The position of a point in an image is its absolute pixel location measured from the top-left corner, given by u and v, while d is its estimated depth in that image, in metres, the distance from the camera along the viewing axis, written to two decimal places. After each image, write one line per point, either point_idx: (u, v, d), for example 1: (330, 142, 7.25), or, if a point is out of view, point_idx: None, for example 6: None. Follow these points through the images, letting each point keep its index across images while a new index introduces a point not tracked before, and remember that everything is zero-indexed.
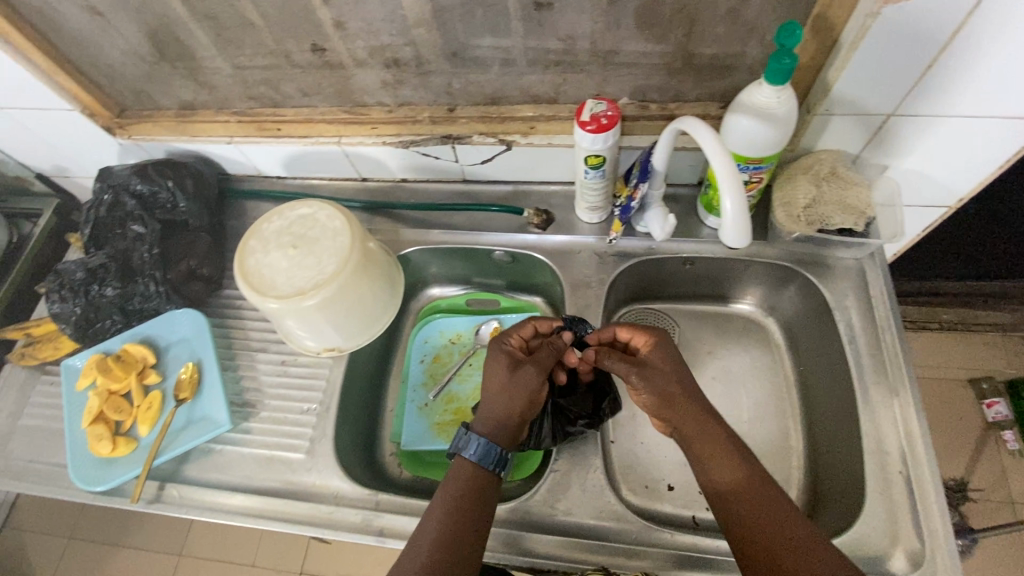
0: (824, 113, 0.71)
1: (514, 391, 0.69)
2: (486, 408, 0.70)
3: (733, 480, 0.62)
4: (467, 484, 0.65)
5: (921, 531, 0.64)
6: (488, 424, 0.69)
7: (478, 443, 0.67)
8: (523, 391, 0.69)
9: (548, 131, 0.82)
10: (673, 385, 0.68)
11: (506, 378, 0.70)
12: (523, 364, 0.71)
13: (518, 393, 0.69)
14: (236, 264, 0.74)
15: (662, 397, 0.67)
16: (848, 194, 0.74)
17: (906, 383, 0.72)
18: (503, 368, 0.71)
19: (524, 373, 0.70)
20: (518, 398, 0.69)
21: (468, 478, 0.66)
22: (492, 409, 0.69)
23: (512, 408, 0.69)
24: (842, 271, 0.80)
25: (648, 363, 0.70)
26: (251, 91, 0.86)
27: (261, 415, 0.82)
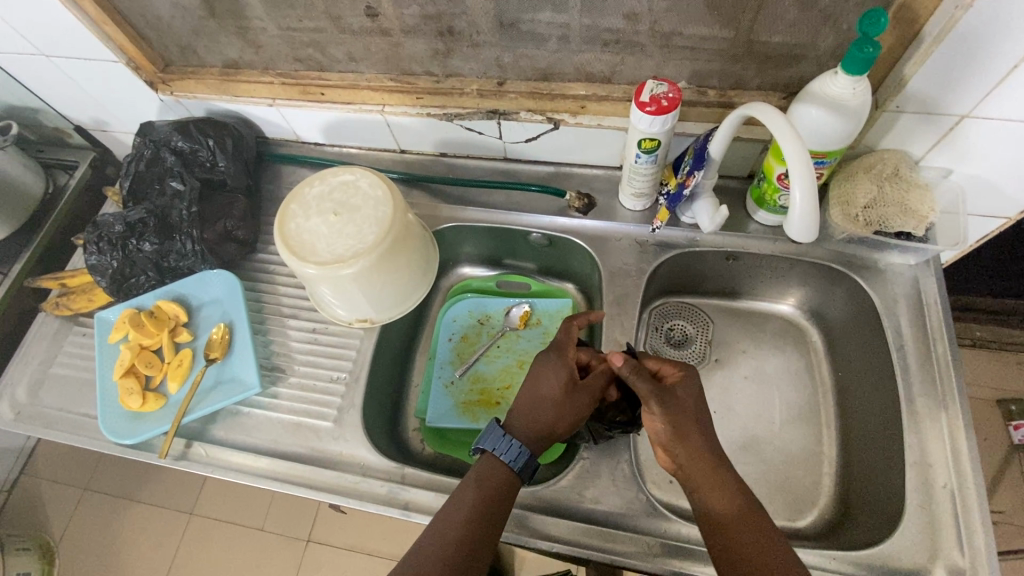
0: (894, 109, 0.68)
1: (564, 410, 0.67)
2: (531, 415, 0.67)
3: (725, 512, 0.60)
4: (497, 485, 0.63)
5: (963, 548, 0.62)
6: (528, 430, 0.67)
7: (515, 447, 0.65)
8: (571, 413, 0.67)
9: (599, 112, 0.79)
10: (686, 417, 0.63)
11: (560, 395, 0.67)
12: (579, 386, 0.68)
13: (567, 411, 0.67)
14: (277, 227, 0.73)
15: (674, 430, 0.62)
16: (910, 196, 0.71)
17: (955, 396, 0.69)
18: (557, 384, 0.68)
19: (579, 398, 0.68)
20: (566, 416, 0.67)
21: (499, 480, 0.63)
22: (535, 419, 0.67)
23: (557, 425, 0.67)
24: (894, 276, 0.78)
25: (670, 391, 0.65)
26: (297, 53, 0.84)
27: (290, 380, 0.82)
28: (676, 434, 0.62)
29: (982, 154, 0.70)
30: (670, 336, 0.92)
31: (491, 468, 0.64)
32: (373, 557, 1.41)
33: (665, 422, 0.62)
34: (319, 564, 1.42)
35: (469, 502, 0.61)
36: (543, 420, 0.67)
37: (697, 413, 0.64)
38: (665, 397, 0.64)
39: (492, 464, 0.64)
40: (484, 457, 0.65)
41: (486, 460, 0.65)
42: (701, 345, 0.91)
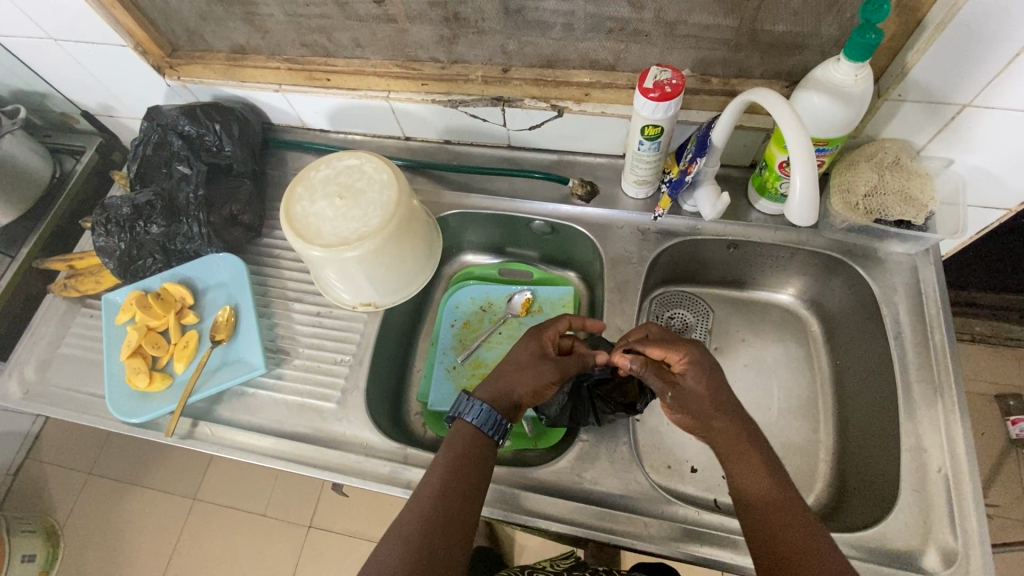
0: (896, 98, 0.68)
1: (525, 376, 0.69)
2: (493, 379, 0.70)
3: (763, 495, 0.59)
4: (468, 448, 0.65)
5: (956, 531, 0.63)
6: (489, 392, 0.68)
7: (481, 408, 0.66)
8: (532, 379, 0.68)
9: (603, 100, 0.80)
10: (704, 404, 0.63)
11: (525, 361, 0.70)
12: (548, 356, 0.70)
13: (530, 378, 0.69)
14: (282, 210, 0.74)
15: (695, 420, 0.63)
16: (911, 184, 0.72)
17: (952, 383, 0.70)
18: (528, 352, 0.71)
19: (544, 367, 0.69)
20: (528, 380, 0.68)
21: (471, 444, 0.65)
22: (501, 382, 0.69)
23: (517, 387, 0.68)
24: (893, 265, 0.78)
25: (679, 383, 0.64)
26: (304, 38, 0.85)
27: (295, 362, 0.83)
28: (697, 425, 0.63)
29: (983, 144, 0.71)
30: (670, 324, 0.93)
31: (461, 430, 0.66)
32: (373, 543, 1.43)
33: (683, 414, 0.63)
34: (320, 550, 1.43)
35: (442, 467, 0.63)
36: (505, 383, 0.69)
37: (715, 396, 0.63)
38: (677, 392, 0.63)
39: (462, 428, 0.66)
40: (455, 421, 0.67)
41: (457, 424, 0.67)
42: (700, 334, 0.92)
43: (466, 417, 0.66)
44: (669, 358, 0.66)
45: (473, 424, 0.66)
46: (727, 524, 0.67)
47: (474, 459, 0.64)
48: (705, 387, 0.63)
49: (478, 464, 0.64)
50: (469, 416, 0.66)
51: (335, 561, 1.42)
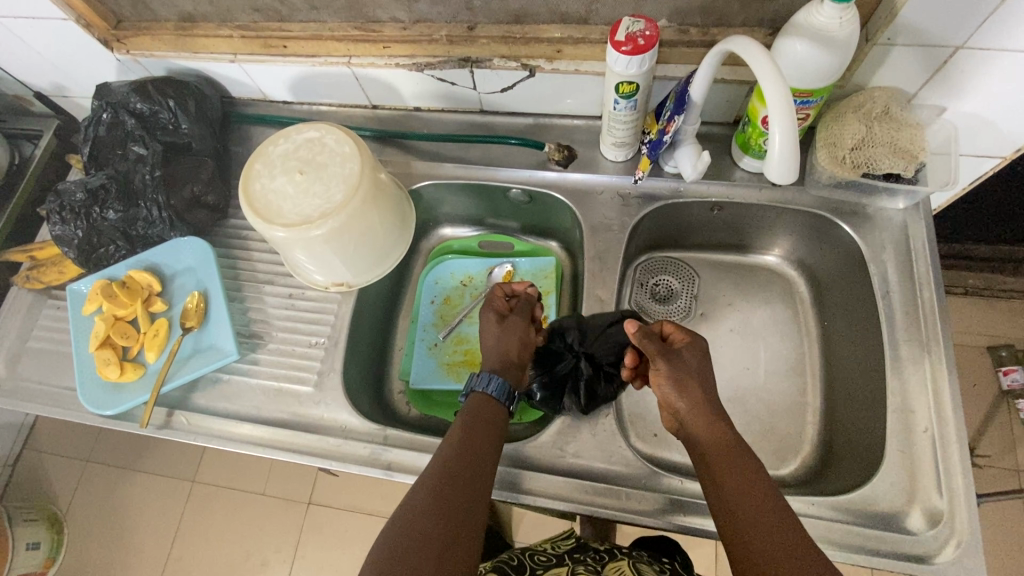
0: (886, 42, 0.64)
1: (509, 336, 0.71)
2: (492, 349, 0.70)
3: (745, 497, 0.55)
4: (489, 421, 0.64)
5: (941, 491, 0.62)
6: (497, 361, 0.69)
7: (492, 378, 0.66)
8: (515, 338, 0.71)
9: (576, 56, 0.75)
10: (693, 379, 0.62)
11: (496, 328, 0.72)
12: (509, 316, 0.73)
13: (512, 334, 0.71)
14: (241, 188, 0.71)
15: (676, 389, 0.62)
16: (899, 135, 0.68)
17: (940, 342, 0.68)
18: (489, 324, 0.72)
19: (512, 323, 0.72)
20: (509, 338, 0.71)
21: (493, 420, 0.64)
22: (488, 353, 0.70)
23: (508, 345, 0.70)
24: (882, 222, 0.75)
25: (676, 353, 0.65)
26: (255, 2, 0.79)
27: (269, 347, 0.81)
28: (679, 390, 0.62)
29: (976, 88, 0.67)
30: (655, 291, 0.90)
31: (478, 401, 0.65)
32: (373, 516, 1.44)
33: (668, 377, 0.63)
34: (321, 526, 1.45)
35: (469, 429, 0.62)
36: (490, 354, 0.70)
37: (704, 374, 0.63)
38: (669, 355, 0.64)
39: (481, 399, 0.65)
40: (473, 396, 0.66)
41: (475, 394, 0.66)
42: (686, 300, 0.89)
43: (485, 386, 0.66)
44: (674, 333, 0.67)
45: (499, 392, 0.66)
46: None
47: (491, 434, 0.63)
48: (698, 363, 0.64)
49: (490, 439, 0.62)
50: (484, 387, 0.66)
51: (337, 536, 1.44)
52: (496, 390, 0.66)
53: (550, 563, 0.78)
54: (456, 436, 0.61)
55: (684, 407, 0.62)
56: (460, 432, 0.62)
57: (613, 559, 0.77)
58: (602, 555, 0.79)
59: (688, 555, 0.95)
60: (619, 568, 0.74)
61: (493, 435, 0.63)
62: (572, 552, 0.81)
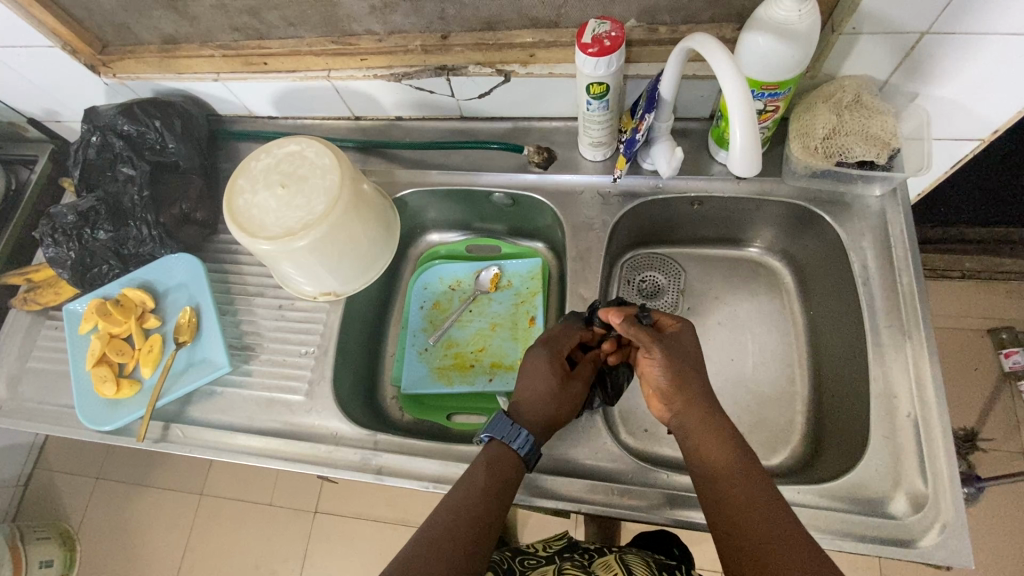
0: (851, 31, 0.64)
1: (562, 402, 0.67)
2: (535, 407, 0.66)
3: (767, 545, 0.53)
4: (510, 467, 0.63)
5: (925, 475, 0.62)
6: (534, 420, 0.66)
7: (525, 438, 0.63)
8: (569, 402, 0.68)
9: (549, 60, 0.76)
10: (691, 371, 0.63)
11: (557, 389, 0.67)
12: (571, 380, 0.68)
13: (571, 399, 0.68)
14: (226, 204, 0.72)
15: (674, 377, 0.62)
16: (871, 122, 0.68)
17: (920, 326, 0.69)
18: (556, 374, 0.67)
19: (573, 386, 0.68)
20: (566, 403, 0.67)
21: (509, 464, 0.63)
22: (536, 403, 0.66)
23: (561, 413, 0.67)
24: (860, 209, 0.76)
25: (671, 341, 0.65)
26: (234, 22, 0.81)
27: (260, 358, 0.82)
28: (676, 380, 0.62)
29: (948, 72, 0.67)
30: (642, 287, 0.91)
31: (501, 454, 0.63)
32: (379, 522, 1.46)
33: (665, 367, 0.62)
34: (328, 534, 1.46)
35: (493, 469, 0.62)
36: (539, 407, 0.66)
37: (696, 360, 0.64)
38: (664, 342, 0.64)
39: (506, 457, 0.63)
40: (493, 445, 0.64)
41: (497, 446, 0.64)
42: (673, 295, 0.90)
43: (509, 442, 0.63)
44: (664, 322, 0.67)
45: (520, 454, 0.63)
46: None
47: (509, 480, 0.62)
48: (692, 350, 0.65)
49: (505, 501, 0.60)
50: (517, 447, 0.63)
51: (344, 544, 1.45)
52: (518, 451, 0.63)
53: (540, 564, 0.79)
54: (472, 488, 0.60)
55: (680, 400, 0.62)
56: (480, 478, 0.61)
57: (602, 555, 0.79)
58: (591, 552, 0.81)
59: (685, 548, 0.94)
60: (608, 562, 0.75)
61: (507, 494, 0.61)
62: (562, 553, 0.81)
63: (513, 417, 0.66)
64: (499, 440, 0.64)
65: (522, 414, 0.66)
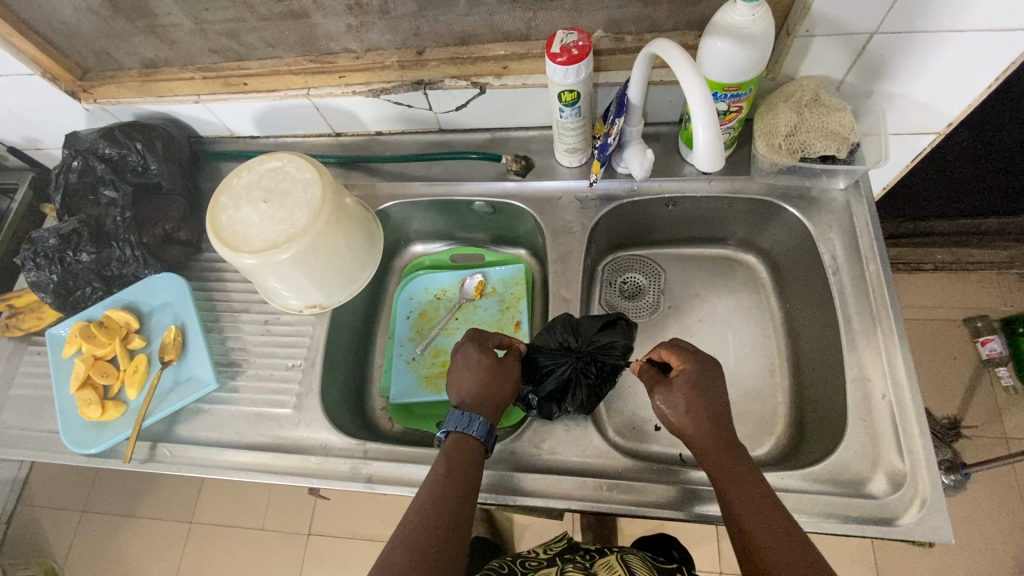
0: (805, 34, 0.67)
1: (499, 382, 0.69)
2: (475, 387, 0.68)
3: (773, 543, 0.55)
4: (464, 455, 0.63)
5: (903, 453, 0.64)
6: (480, 402, 0.67)
7: (480, 420, 0.65)
8: (507, 381, 0.70)
9: (522, 71, 0.79)
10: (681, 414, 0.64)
11: (492, 367, 0.69)
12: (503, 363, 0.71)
13: (510, 380, 0.70)
14: (208, 221, 0.73)
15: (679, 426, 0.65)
16: (830, 119, 0.71)
17: (889, 311, 0.71)
18: (487, 359, 0.69)
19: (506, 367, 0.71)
20: (502, 386, 0.69)
21: (465, 450, 0.64)
22: (474, 386, 0.68)
23: (503, 393, 0.68)
24: (827, 203, 0.79)
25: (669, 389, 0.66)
26: (213, 44, 0.83)
27: (247, 373, 0.83)
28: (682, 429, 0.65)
29: (900, 69, 0.71)
30: (623, 288, 0.93)
31: (457, 442, 0.64)
32: (374, 541, 1.44)
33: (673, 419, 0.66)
34: (323, 556, 1.44)
35: (444, 463, 0.63)
36: (478, 389, 0.68)
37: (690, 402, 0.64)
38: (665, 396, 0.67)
39: (467, 445, 0.64)
40: (449, 436, 0.65)
41: (454, 438, 0.65)
42: (653, 295, 0.92)
43: (467, 431, 0.65)
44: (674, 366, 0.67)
45: (479, 437, 0.64)
46: (684, 477, 0.68)
47: (466, 469, 0.63)
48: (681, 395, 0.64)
49: (467, 485, 0.61)
50: (473, 431, 0.64)
51: (340, 565, 1.42)
52: (475, 435, 0.64)
53: (541, 565, 0.79)
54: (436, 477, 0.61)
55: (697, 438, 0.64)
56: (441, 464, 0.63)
57: (602, 556, 0.79)
58: (593, 554, 0.81)
59: (684, 549, 0.97)
60: (609, 563, 0.76)
61: (475, 490, 0.62)
62: (563, 553, 0.82)
63: (460, 408, 0.67)
64: (455, 430, 0.65)
65: (466, 404, 0.67)
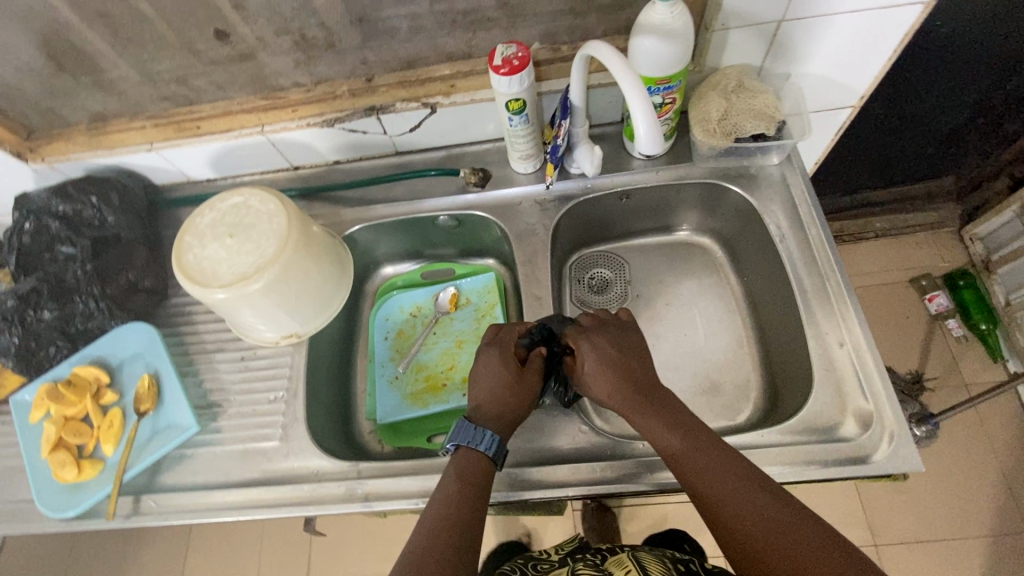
0: (721, 28, 0.74)
1: (519, 393, 0.69)
2: (492, 401, 0.68)
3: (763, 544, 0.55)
4: (474, 476, 0.63)
5: (866, 395, 0.69)
6: (495, 418, 0.68)
7: (489, 437, 0.65)
8: (525, 393, 0.70)
9: (469, 88, 0.83)
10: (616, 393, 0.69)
11: (512, 379, 0.69)
12: (527, 372, 0.71)
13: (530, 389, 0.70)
14: (175, 261, 0.73)
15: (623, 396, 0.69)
16: (755, 101, 0.78)
17: (834, 267, 0.77)
18: (507, 369, 0.70)
19: (529, 376, 0.70)
20: (521, 397, 0.69)
21: (477, 470, 0.64)
22: (491, 396, 0.69)
23: (519, 406, 0.69)
24: (765, 179, 0.85)
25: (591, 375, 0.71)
26: (162, 91, 0.84)
27: (229, 412, 0.82)
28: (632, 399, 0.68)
29: (809, 51, 0.78)
30: (592, 284, 0.97)
31: (467, 460, 0.65)
32: None
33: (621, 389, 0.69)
34: None
35: (454, 484, 0.63)
36: (494, 402, 0.68)
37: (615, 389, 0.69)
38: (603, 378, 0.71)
39: (479, 459, 0.64)
40: (458, 451, 0.65)
41: (462, 453, 0.65)
42: (621, 286, 0.96)
43: (474, 445, 0.65)
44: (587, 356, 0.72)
45: (487, 454, 0.65)
46: None
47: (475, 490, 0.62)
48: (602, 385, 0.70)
49: (475, 508, 0.61)
50: (484, 449, 0.65)
51: None
52: (485, 451, 0.65)
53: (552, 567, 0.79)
54: (445, 498, 0.61)
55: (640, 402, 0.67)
56: (451, 484, 0.63)
57: (614, 555, 0.78)
58: (603, 552, 0.80)
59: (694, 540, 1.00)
60: (620, 560, 0.75)
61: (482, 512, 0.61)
62: (574, 555, 0.81)
63: (474, 420, 0.68)
64: (465, 446, 0.65)
65: (482, 416, 0.68)
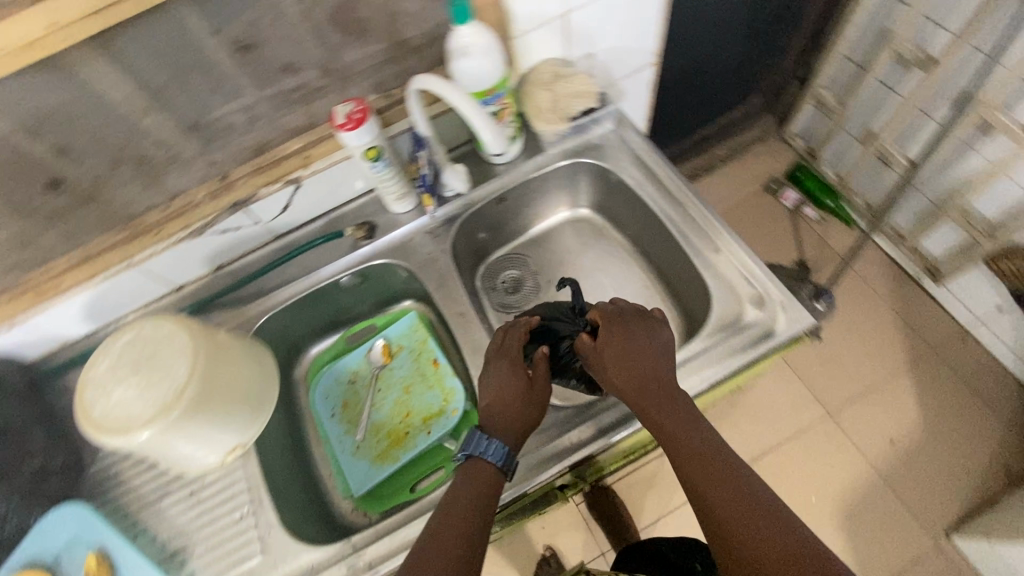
0: (522, 33, 0.85)
1: (529, 401, 0.72)
2: (501, 415, 0.70)
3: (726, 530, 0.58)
4: (489, 484, 0.65)
5: (753, 282, 0.80)
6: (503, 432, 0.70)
7: (495, 446, 0.67)
8: (535, 400, 0.72)
9: (324, 153, 0.87)
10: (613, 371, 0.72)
11: (524, 390, 0.72)
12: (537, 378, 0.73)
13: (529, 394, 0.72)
14: (82, 422, 0.69)
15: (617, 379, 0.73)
16: (574, 82, 0.89)
17: (689, 193, 0.89)
18: (517, 378, 0.73)
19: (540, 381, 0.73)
20: (531, 405, 0.72)
21: (492, 478, 0.66)
22: (504, 407, 0.71)
23: (526, 418, 0.71)
24: (610, 143, 0.96)
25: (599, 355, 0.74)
26: (5, 262, 0.78)
27: (200, 552, 0.77)
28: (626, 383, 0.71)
29: (599, 30, 0.91)
30: (505, 286, 1.03)
31: (478, 466, 0.67)
32: None
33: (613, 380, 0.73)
34: None
35: (466, 490, 0.65)
36: (507, 412, 0.71)
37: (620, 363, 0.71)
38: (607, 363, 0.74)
39: (480, 472, 0.66)
40: (472, 459, 0.67)
41: (474, 460, 0.67)
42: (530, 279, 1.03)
43: (485, 455, 0.67)
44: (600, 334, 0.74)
45: (497, 464, 0.67)
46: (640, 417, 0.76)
47: (488, 496, 0.64)
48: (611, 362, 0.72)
49: (485, 512, 0.63)
50: (486, 454, 0.67)
51: None
52: (493, 460, 0.67)
53: None
54: (461, 502, 0.63)
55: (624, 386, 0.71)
56: (462, 489, 0.65)
57: None
58: None
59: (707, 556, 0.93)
60: None
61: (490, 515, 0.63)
62: None
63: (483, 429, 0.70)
64: (477, 454, 0.67)
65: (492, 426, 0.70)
